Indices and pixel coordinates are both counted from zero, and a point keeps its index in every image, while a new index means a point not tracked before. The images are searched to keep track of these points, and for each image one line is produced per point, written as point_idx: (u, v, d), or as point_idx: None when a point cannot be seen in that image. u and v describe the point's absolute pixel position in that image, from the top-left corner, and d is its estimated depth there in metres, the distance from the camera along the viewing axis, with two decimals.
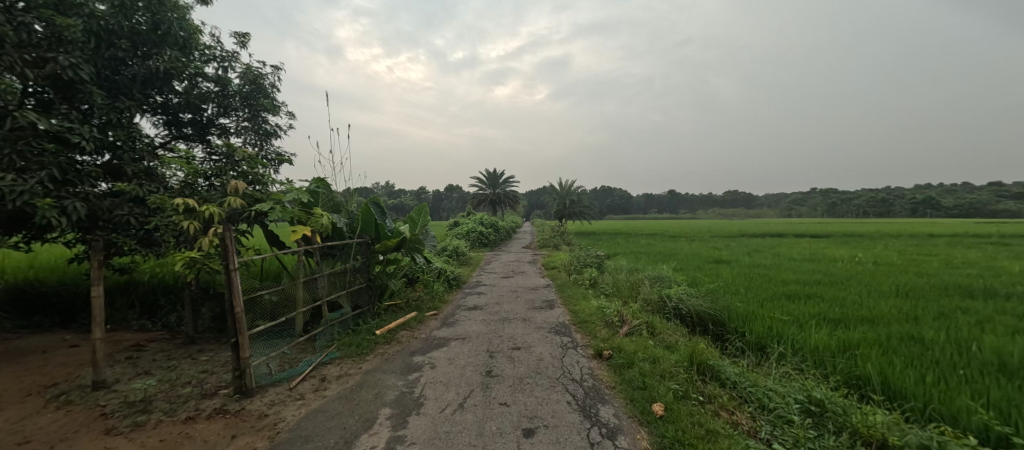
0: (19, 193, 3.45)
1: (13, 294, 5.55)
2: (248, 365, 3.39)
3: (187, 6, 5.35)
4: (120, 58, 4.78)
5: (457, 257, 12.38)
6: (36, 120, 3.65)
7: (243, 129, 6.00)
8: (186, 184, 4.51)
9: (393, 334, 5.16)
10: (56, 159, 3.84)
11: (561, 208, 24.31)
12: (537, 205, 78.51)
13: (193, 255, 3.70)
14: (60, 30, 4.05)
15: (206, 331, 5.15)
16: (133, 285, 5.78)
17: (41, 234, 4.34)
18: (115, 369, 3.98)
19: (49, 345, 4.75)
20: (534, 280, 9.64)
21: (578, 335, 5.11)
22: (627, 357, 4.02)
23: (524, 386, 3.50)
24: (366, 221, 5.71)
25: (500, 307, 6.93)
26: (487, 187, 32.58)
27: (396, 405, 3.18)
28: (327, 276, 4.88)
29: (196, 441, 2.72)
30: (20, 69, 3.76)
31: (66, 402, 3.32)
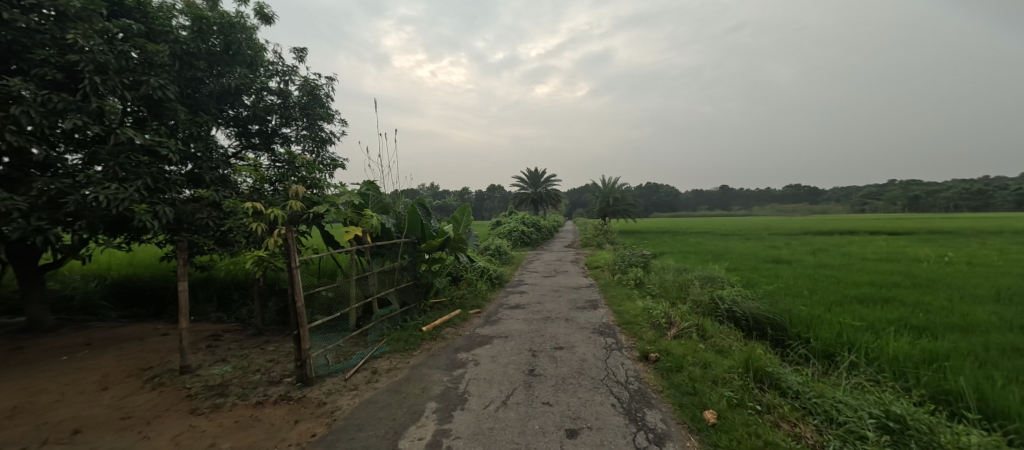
0: (121, 200, 3.96)
1: (117, 288, 6.39)
2: (307, 356, 3.66)
3: (253, 27, 5.87)
4: (199, 78, 5.35)
5: (500, 257, 12.52)
6: (134, 136, 4.17)
7: (302, 137, 6.46)
8: (255, 189, 4.95)
9: (439, 331, 5.34)
10: (150, 170, 4.36)
11: (604, 207, 23.78)
12: (580, 205, 77.33)
13: (261, 254, 4.05)
14: (151, 55, 4.60)
15: (272, 324, 5.61)
16: (211, 281, 6.43)
17: (138, 236, 4.94)
18: (198, 356, 4.45)
19: (145, 333, 5.41)
20: (577, 280, 9.53)
21: (623, 336, 4.98)
22: (675, 361, 3.86)
23: (566, 386, 3.47)
24: (412, 221, 5.94)
25: (543, 306, 6.91)
26: (528, 187, 32.64)
27: (442, 400, 3.28)
28: (377, 273, 5.14)
29: (265, 424, 2.98)
30: (120, 92, 4.32)
31: (159, 384, 3.77)
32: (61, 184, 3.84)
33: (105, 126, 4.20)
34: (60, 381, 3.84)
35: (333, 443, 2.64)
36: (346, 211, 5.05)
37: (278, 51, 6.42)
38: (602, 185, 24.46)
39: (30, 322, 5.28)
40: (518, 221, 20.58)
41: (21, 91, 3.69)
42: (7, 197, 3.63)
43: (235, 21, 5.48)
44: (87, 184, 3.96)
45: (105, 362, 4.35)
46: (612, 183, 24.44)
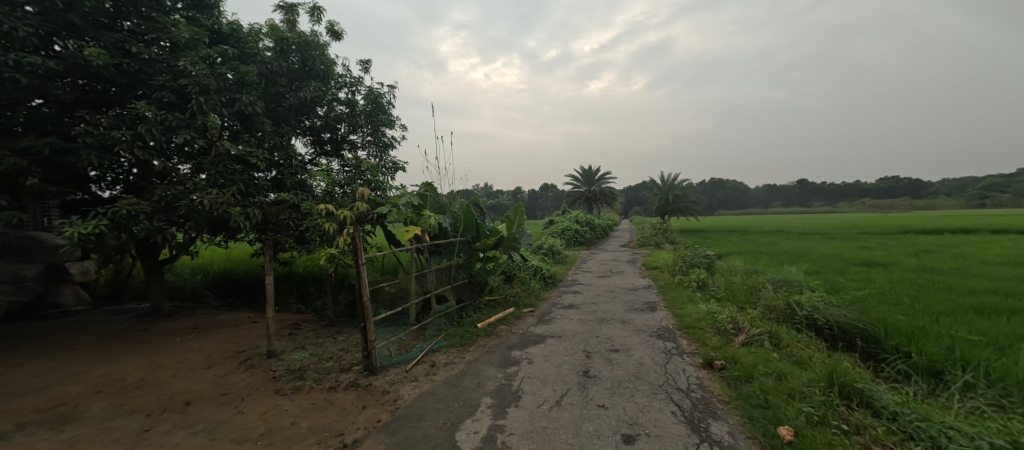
0: (220, 203, 4.53)
1: (217, 280, 7.33)
2: (373, 347, 3.92)
3: (325, 44, 6.41)
4: (281, 93, 5.95)
5: (553, 257, 12.46)
6: (230, 147, 4.76)
7: (367, 143, 6.92)
8: (327, 193, 5.41)
9: (493, 328, 5.45)
10: (242, 177, 4.94)
11: (663, 205, 22.70)
12: (637, 203, 74.39)
13: (333, 252, 4.43)
14: (242, 75, 5.22)
15: (342, 316, 6.10)
16: (292, 275, 7.14)
17: (234, 235, 5.63)
18: (282, 343, 4.98)
19: (240, 320, 6.15)
20: (634, 281, 9.20)
21: (684, 341, 4.73)
22: (744, 370, 3.58)
23: (622, 390, 3.37)
24: (467, 221, 6.10)
25: (597, 306, 6.76)
26: (582, 185, 32.09)
27: (496, 396, 3.35)
28: (434, 271, 5.37)
29: (337, 407, 3.25)
30: (219, 109, 4.95)
31: (251, 366, 4.27)
32: (175, 191, 4.49)
33: (208, 139, 4.83)
34: (176, 359, 4.51)
35: (396, 430, 2.81)
36: (406, 212, 5.34)
37: (346, 64, 6.95)
38: (661, 182, 23.35)
39: (153, 307, 6.24)
40: (571, 221, 20.32)
41: (146, 113, 4.38)
42: (137, 203, 4.34)
43: (310, 39, 6.03)
44: (195, 191, 4.60)
45: (209, 344, 5.02)
46: (672, 179, 23.26)
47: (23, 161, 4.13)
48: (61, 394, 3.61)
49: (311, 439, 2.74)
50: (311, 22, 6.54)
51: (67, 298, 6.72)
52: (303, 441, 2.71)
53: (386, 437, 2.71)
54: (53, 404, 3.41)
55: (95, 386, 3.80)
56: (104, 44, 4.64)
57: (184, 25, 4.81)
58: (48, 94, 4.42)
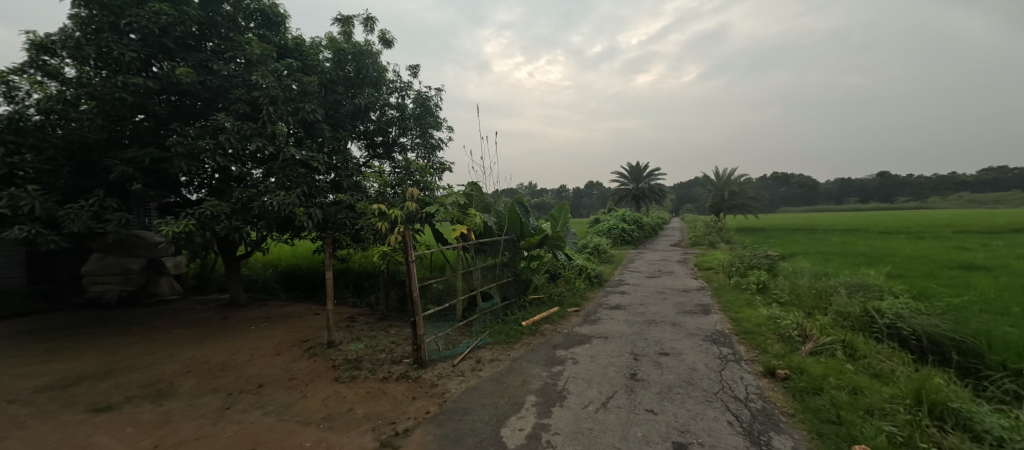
0: (286, 204, 4.96)
1: (285, 274, 8.00)
2: (422, 342, 4.08)
3: (378, 52, 6.75)
4: (338, 100, 6.36)
5: (599, 255, 12.22)
6: (295, 152, 5.19)
7: (416, 145, 7.21)
8: (380, 193, 5.71)
9: (538, 327, 5.46)
10: (305, 180, 5.35)
11: (718, 201, 21.44)
12: (689, 200, 70.76)
13: (385, 249, 4.68)
14: (305, 85, 5.65)
15: (394, 310, 6.41)
16: (349, 271, 7.62)
17: (298, 233, 6.11)
18: (340, 334, 5.34)
19: (303, 312, 6.67)
20: (685, 282, 8.77)
21: (742, 347, 4.42)
22: (811, 381, 3.27)
23: (673, 395, 3.22)
24: (512, 219, 6.15)
25: (646, 308, 6.53)
26: (630, 182, 31.12)
27: (541, 394, 3.35)
28: (480, 269, 5.48)
29: (389, 396, 3.43)
30: (285, 118, 5.40)
31: (314, 354, 4.62)
32: (249, 193, 4.96)
33: (276, 146, 5.28)
34: (251, 345, 4.98)
35: (444, 422, 2.90)
36: (453, 211, 5.51)
37: (397, 70, 7.27)
38: (716, 178, 22.06)
39: (232, 298, 6.94)
40: (617, 219, 19.79)
41: (226, 123, 4.88)
42: (218, 205, 4.86)
43: (364, 49, 6.38)
44: (266, 193, 5.05)
45: (278, 333, 5.50)
46: (727, 175, 21.89)
47: (129, 170, 4.78)
48: (160, 372, 4.13)
49: (366, 425, 2.91)
50: (365, 32, 6.92)
51: (164, 287, 7.65)
52: (359, 427, 2.89)
53: (435, 428, 2.81)
54: (154, 380, 3.92)
55: (185, 366, 4.31)
56: (191, 64, 5.23)
57: (256, 43, 5.30)
58: (148, 110, 5.06)
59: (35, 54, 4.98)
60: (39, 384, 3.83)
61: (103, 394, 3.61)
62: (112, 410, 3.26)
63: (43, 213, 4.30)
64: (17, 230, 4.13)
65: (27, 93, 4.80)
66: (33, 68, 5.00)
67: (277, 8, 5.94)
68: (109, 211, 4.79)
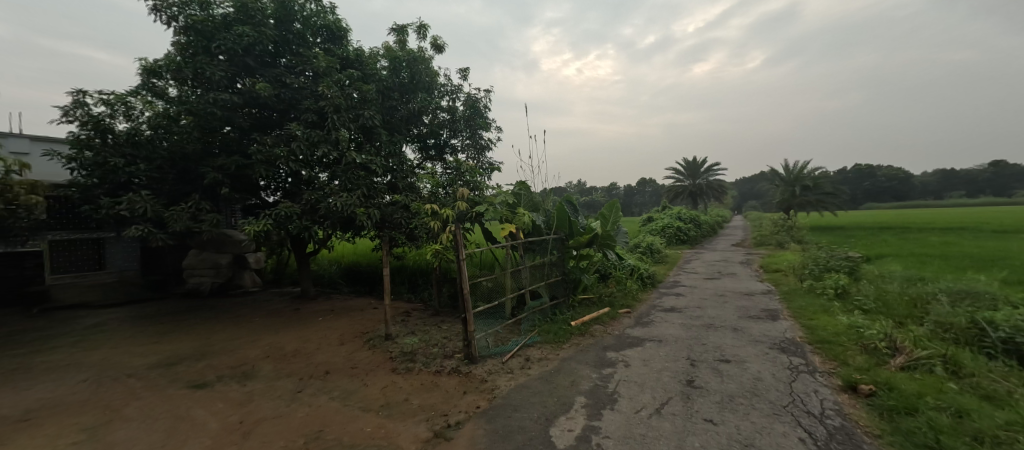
0: (348, 205, 5.34)
1: (347, 270, 8.60)
2: (472, 338, 4.18)
3: (430, 57, 7.01)
4: (394, 106, 6.71)
5: (652, 255, 11.73)
6: (356, 157, 5.55)
7: (466, 146, 7.41)
8: (433, 194, 5.93)
9: (587, 327, 5.36)
10: (365, 182, 5.71)
11: (788, 197, 19.63)
12: (754, 196, 65.59)
13: (437, 247, 4.86)
14: (364, 93, 6.02)
15: (446, 307, 6.63)
16: (404, 268, 8.00)
17: (359, 233, 6.54)
18: (396, 327, 5.63)
19: (364, 305, 7.12)
20: (749, 284, 8.13)
21: (816, 357, 4.02)
22: (904, 400, 2.89)
23: (734, 406, 3.01)
24: (560, 218, 6.09)
25: (704, 311, 6.15)
26: (686, 178, 29.43)
27: (591, 396, 3.29)
28: (528, 267, 5.49)
29: (442, 389, 3.56)
30: (348, 125, 5.79)
31: (373, 345, 4.92)
32: (317, 195, 5.39)
33: (339, 151, 5.69)
34: (318, 335, 5.42)
35: (493, 418, 2.95)
36: (502, 210, 5.60)
37: (448, 74, 7.49)
38: (786, 172, 20.22)
39: (303, 291, 7.59)
40: (672, 218, 18.83)
41: (297, 132, 5.36)
42: (291, 206, 5.33)
43: (417, 55, 6.67)
44: (331, 195, 5.46)
45: (341, 324, 5.92)
46: (800, 168, 19.94)
47: (219, 176, 5.40)
48: (244, 356, 4.64)
49: (420, 416, 3.05)
50: (418, 39, 7.21)
51: (247, 281, 8.49)
52: (414, 416, 3.03)
53: (485, 424, 2.87)
54: (239, 363, 4.41)
55: (264, 351, 4.79)
56: (268, 79, 5.80)
57: (322, 56, 5.74)
58: (234, 122, 5.69)
59: (148, 77, 5.80)
60: (152, 361, 4.47)
61: (200, 372, 4.13)
62: (206, 387, 3.72)
63: (153, 215, 5.01)
64: (134, 229, 4.85)
65: (141, 111, 5.61)
66: (146, 89, 5.83)
67: (340, 22, 6.39)
68: (203, 212, 5.45)
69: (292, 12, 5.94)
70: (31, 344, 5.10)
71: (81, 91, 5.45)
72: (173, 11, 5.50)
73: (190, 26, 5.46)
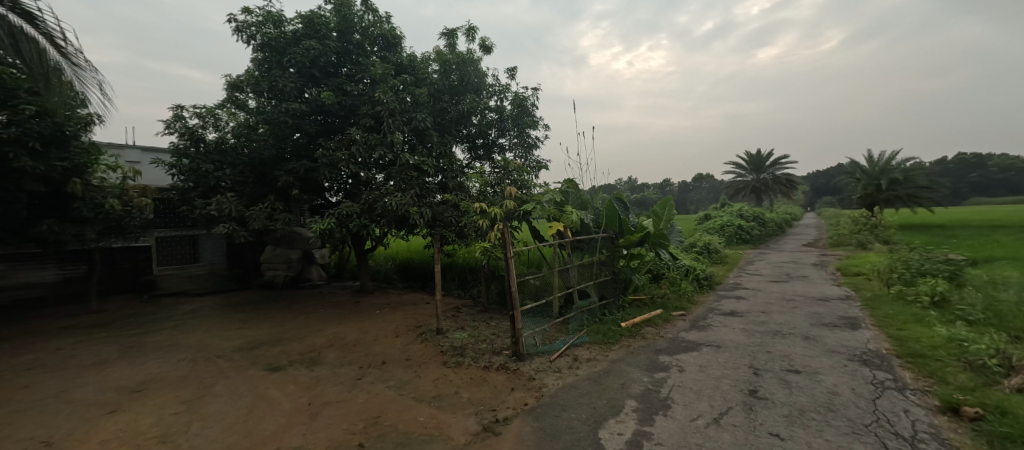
0: (402, 204, 5.61)
1: (402, 266, 9.04)
2: (520, 335, 4.21)
3: (478, 59, 7.14)
4: (445, 108, 6.92)
5: (710, 256, 11.06)
6: (409, 158, 5.82)
7: (513, 145, 7.47)
8: (482, 193, 6.05)
9: (638, 329, 5.18)
10: (417, 182, 5.96)
11: (872, 193, 17.56)
12: (830, 191, 59.42)
13: (485, 245, 4.96)
14: (417, 97, 6.29)
15: (494, 304, 6.75)
16: (454, 265, 8.26)
17: (411, 231, 6.83)
18: (447, 322, 5.83)
19: (417, 300, 7.46)
20: (823, 288, 7.38)
21: (906, 372, 3.56)
22: (1022, 427, 2.46)
23: (804, 421, 2.76)
24: (610, 216, 5.92)
25: (769, 317, 5.69)
26: (749, 173, 27.32)
27: (643, 400, 3.18)
28: (576, 266, 5.42)
29: (490, 385, 3.63)
30: (402, 128, 6.08)
31: (425, 339, 5.14)
32: (374, 195, 5.71)
33: (394, 153, 5.99)
34: (376, 327, 5.76)
35: (541, 416, 2.96)
36: (549, 209, 5.58)
37: (496, 75, 7.58)
38: (869, 164, 18.10)
39: (362, 285, 8.11)
40: (732, 216, 17.60)
41: (356, 136, 5.73)
42: (351, 206, 5.71)
43: (466, 57, 6.84)
44: (386, 194, 5.76)
45: (396, 318, 6.25)
46: (886, 160, 17.77)
47: (290, 178, 5.92)
48: (311, 343, 5.05)
49: (470, 409, 3.13)
50: (468, 41, 7.38)
51: (314, 275, 9.22)
52: (464, 409, 3.12)
53: (532, 421, 2.88)
54: (307, 350, 4.81)
55: (329, 340, 5.19)
56: (331, 87, 6.25)
57: (378, 64, 6.07)
58: (302, 129, 6.21)
59: (232, 91, 6.51)
60: (236, 345, 5.02)
61: (274, 357, 4.56)
62: (280, 370, 4.10)
63: (236, 214, 5.62)
64: (222, 227, 5.47)
65: (227, 122, 6.32)
66: (230, 102, 6.54)
67: (395, 31, 6.71)
68: (277, 212, 6.01)
69: (352, 24, 6.37)
70: (143, 325, 5.94)
71: (179, 106, 6.24)
72: (251, 31, 6.11)
73: (266, 43, 6.04)
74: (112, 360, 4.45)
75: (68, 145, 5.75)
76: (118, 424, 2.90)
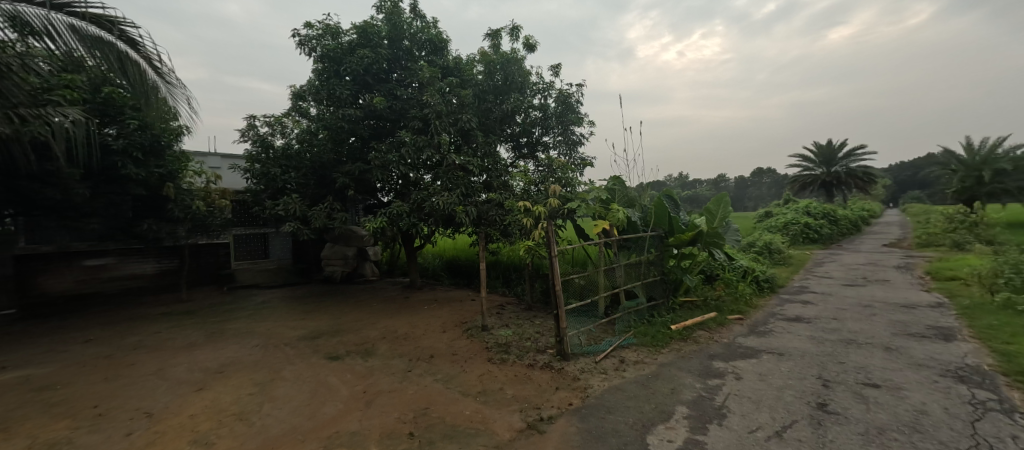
0: (449, 203, 5.77)
1: (449, 264, 9.30)
2: (564, 335, 4.17)
3: (523, 57, 7.15)
4: (490, 108, 7.00)
5: (771, 256, 10.25)
6: (455, 158, 5.97)
7: (558, 143, 7.42)
8: (526, 191, 6.07)
9: (690, 332, 4.93)
10: (463, 181, 6.09)
11: (972, 186, 15.35)
12: (918, 185, 52.74)
13: (529, 244, 4.96)
14: (462, 98, 6.43)
15: (539, 302, 6.75)
16: (499, 263, 8.35)
17: (457, 230, 6.98)
18: (492, 319, 5.92)
19: (462, 297, 7.64)
20: (909, 294, 6.57)
21: (1016, 393, 3.07)
22: None
23: (884, 441, 2.48)
24: (659, 214, 5.67)
25: (841, 324, 5.16)
26: (818, 166, 24.92)
27: (695, 408, 3.02)
28: (623, 266, 5.26)
29: (535, 383, 3.63)
30: (448, 129, 6.24)
31: (471, 335, 5.26)
32: (422, 195, 5.92)
33: (440, 154, 6.17)
34: (425, 322, 5.98)
35: (586, 417, 2.92)
36: (594, 206, 5.46)
37: (540, 73, 7.55)
38: (969, 153, 15.83)
39: (411, 281, 8.45)
40: (798, 213, 16.17)
41: (406, 138, 5.98)
42: (401, 205, 5.97)
43: (510, 57, 6.88)
44: (434, 194, 5.95)
45: (444, 313, 6.44)
46: (990, 148, 15.45)
47: (346, 180, 6.31)
48: (366, 335, 5.35)
49: (514, 406, 3.16)
50: (511, 40, 7.42)
51: (368, 271, 9.73)
52: (508, 406, 3.15)
53: (577, 421, 2.85)
54: (362, 341, 5.11)
55: (382, 333, 5.47)
56: (383, 93, 6.58)
57: (426, 68, 6.28)
58: (357, 133, 6.59)
59: (296, 101, 7.05)
60: (300, 334, 5.45)
61: (333, 346, 4.89)
62: (339, 359, 4.39)
63: (300, 213, 6.09)
64: (288, 226, 5.96)
65: (292, 129, 6.87)
66: (295, 111, 7.08)
67: (441, 35, 6.91)
68: (335, 211, 6.43)
69: (402, 31, 6.66)
70: (223, 314, 6.63)
71: (251, 116, 6.86)
72: (312, 43, 6.57)
73: (324, 54, 6.49)
74: (198, 344, 5.00)
75: (164, 154, 6.53)
76: (203, 401, 3.26)
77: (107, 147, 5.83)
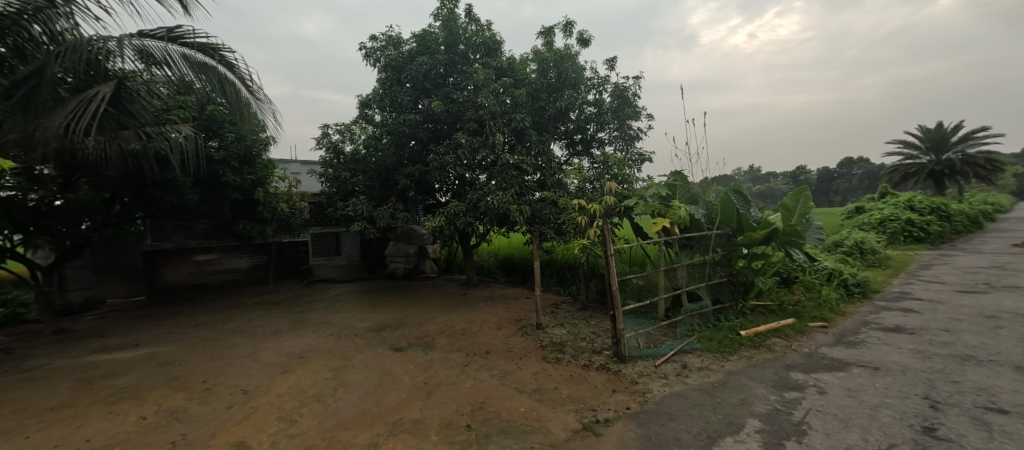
0: (503, 203, 5.85)
1: (503, 262, 9.43)
2: (621, 336, 4.04)
3: (576, 53, 7.05)
4: (543, 106, 6.99)
5: (863, 257, 9.06)
6: (509, 158, 6.02)
7: (614, 138, 7.22)
8: (581, 189, 5.97)
9: (763, 339, 4.53)
10: (517, 180, 6.13)
11: None
12: None
13: (584, 243, 4.86)
14: (515, 97, 6.48)
15: (594, 302, 6.61)
16: (553, 261, 8.31)
17: (512, 229, 7.05)
18: (547, 318, 5.91)
19: (517, 294, 7.72)
20: None
21: None
22: None
23: None
24: (725, 212, 5.27)
25: (955, 337, 4.42)
26: (924, 153, 21.58)
27: (769, 422, 2.77)
28: (685, 266, 4.96)
29: (591, 384, 3.57)
30: (502, 129, 6.33)
31: (526, 332, 5.30)
32: (478, 195, 6.07)
33: (495, 154, 6.27)
34: (481, 318, 6.15)
35: (645, 423, 2.81)
36: (653, 204, 5.22)
37: (595, 67, 7.39)
38: None
39: (468, 278, 8.71)
40: (898, 208, 14.11)
41: (462, 140, 6.21)
42: (458, 205, 6.18)
43: (564, 53, 6.80)
44: (489, 194, 6.06)
45: (499, 310, 6.56)
46: None
47: (408, 182, 6.69)
48: (427, 329, 5.62)
49: (570, 406, 3.13)
50: (564, 37, 7.34)
51: (428, 268, 10.18)
52: (564, 406, 3.14)
53: (635, 427, 2.75)
54: (423, 334, 5.37)
55: (441, 327, 5.71)
56: (440, 97, 6.85)
57: (481, 70, 6.44)
58: (417, 137, 6.93)
59: (363, 109, 7.57)
60: (368, 326, 5.87)
61: (398, 338, 5.20)
62: (402, 351, 4.66)
63: (367, 213, 6.54)
64: (357, 226, 6.44)
65: (360, 135, 7.40)
66: (362, 118, 7.59)
67: (494, 37, 7.03)
68: (398, 212, 6.81)
69: (457, 36, 6.89)
70: (303, 305, 7.35)
71: (325, 125, 7.51)
72: (376, 54, 7.02)
73: (387, 64, 6.90)
74: (283, 331, 5.60)
75: (255, 162, 7.38)
76: (288, 382, 3.65)
77: (212, 158, 6.73)
